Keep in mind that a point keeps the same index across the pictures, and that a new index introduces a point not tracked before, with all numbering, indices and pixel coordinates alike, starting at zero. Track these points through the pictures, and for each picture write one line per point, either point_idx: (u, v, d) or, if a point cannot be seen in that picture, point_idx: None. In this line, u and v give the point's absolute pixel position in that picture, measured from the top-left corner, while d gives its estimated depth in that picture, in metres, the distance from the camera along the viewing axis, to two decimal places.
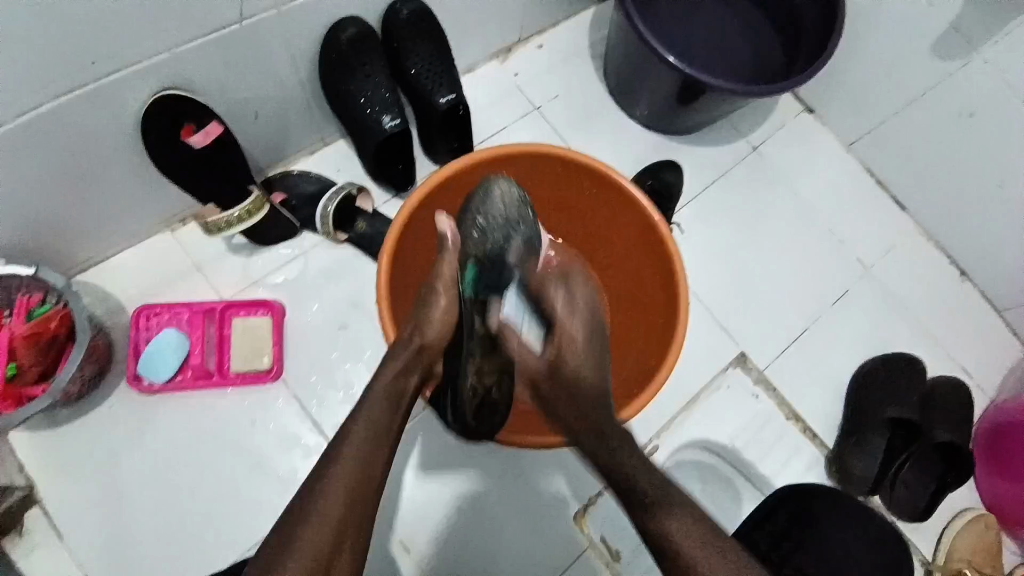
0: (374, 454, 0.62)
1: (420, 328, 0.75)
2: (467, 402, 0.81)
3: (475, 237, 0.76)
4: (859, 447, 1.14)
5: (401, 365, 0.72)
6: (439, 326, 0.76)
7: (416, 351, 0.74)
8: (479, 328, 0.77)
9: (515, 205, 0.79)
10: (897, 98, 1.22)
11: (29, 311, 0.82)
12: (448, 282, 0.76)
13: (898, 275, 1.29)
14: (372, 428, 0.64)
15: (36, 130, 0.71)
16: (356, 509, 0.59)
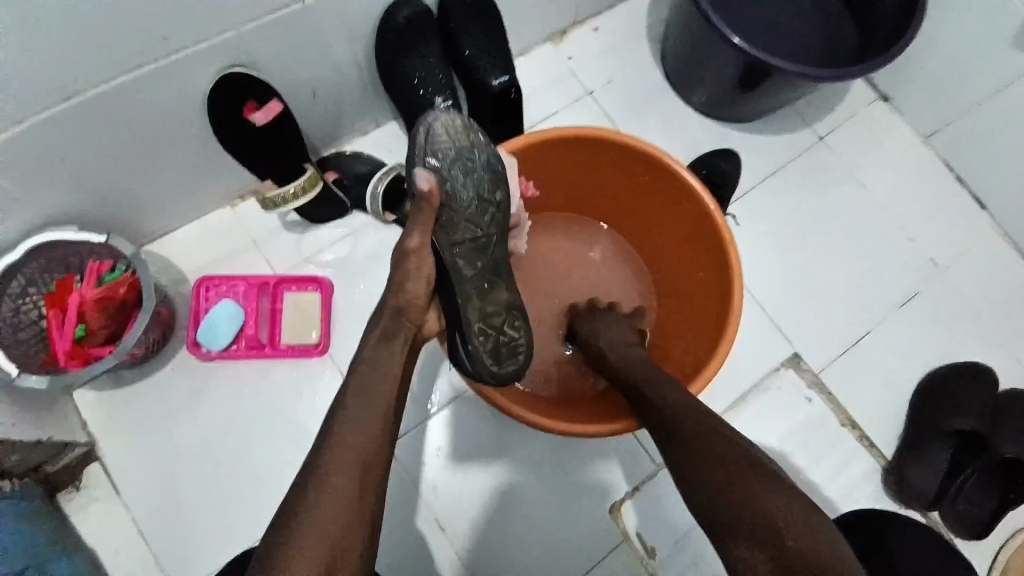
0: (371, 423, 0.63)
1: (397, 288, 0.73)
2: (479, 356, 0.76)
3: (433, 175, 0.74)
4: (919, 459, 1.08)
5: (387, 329, 0.71)
6: (417, 283, 0.73)
7: (398, 312, 0.73)
8: (467, 269, 0.76)
9: (460, 133, 0.76)
10: (985, 87, 1.13)
11: (100, 277, 0.87)
12: (422, 233, 0.72)
13: (973, 278, 1.20)
14: (363, 401, 0.64)
15: (111, 104, 0.74)
16: (365, 478, 0.61)
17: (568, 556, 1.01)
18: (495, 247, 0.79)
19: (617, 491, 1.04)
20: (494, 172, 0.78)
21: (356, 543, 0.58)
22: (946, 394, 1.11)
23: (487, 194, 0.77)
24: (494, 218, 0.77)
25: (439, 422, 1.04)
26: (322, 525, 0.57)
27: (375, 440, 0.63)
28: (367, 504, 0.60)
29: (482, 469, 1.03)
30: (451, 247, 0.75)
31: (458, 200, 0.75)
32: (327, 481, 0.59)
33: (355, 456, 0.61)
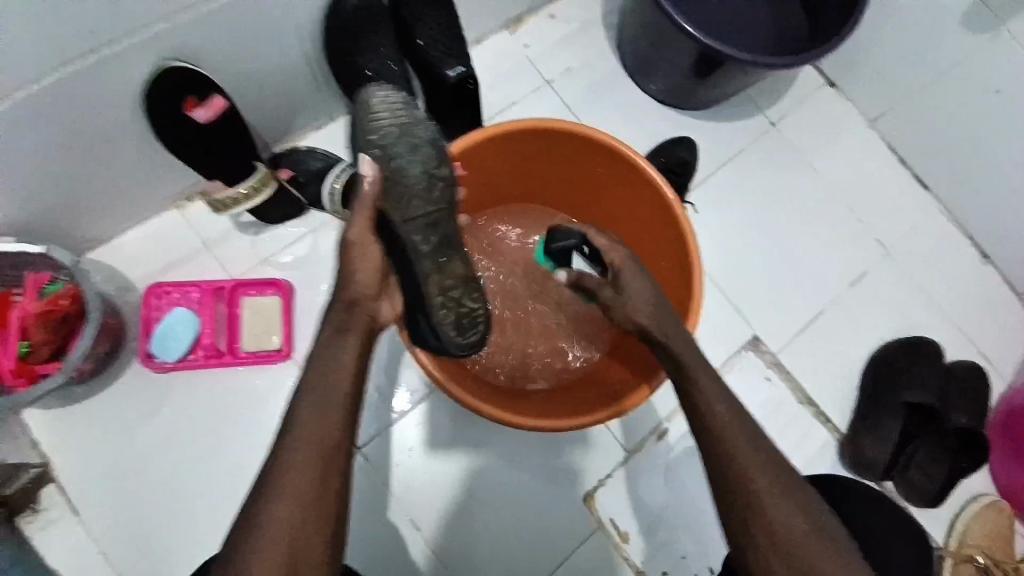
0: (328, 419, 0.62)
1: (348, 280, 0.67)
2: (446, 330, 0.73)
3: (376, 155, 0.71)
4: (872, 431, 1.13)
5: (339, 325, 0.65)
6: (366, 273, 0.67)
7: (352, 304, 0.67)
8: (422, 245, 0.70)
9: (397, 108, 0.74)
10: (924, 72, 1.17)
11: (40, 289, 0.82)
12: (363, 220, 0.66)
13: (917, 255, 1.26)
14: (317, 399, 0.62)
15: (40, 105, 0.69)
16: (319, 485, 0.60)
17: (543, 545, 1.03)
18: (447, 220, 0.73)
19: (589, 479, 1.05)
20: (440, 146, 0.74)
21: (315, 545, 0.59)
22: (897, 368, 1.17)
23: (434, 167, 0.72)
24: (444, 190, 0.72)
25: (409, 420, 1.03)
26: (274, 535, 0.57)
27: (325, 445, 0.61)
28: (323, 508, 0.60)
29: (454, 464, 1.03)
30: (405, 223, 0.69)
31: (406, 176, 0.70)
32: (277, 491, 0.59)
33: (305, 463, 0.60)
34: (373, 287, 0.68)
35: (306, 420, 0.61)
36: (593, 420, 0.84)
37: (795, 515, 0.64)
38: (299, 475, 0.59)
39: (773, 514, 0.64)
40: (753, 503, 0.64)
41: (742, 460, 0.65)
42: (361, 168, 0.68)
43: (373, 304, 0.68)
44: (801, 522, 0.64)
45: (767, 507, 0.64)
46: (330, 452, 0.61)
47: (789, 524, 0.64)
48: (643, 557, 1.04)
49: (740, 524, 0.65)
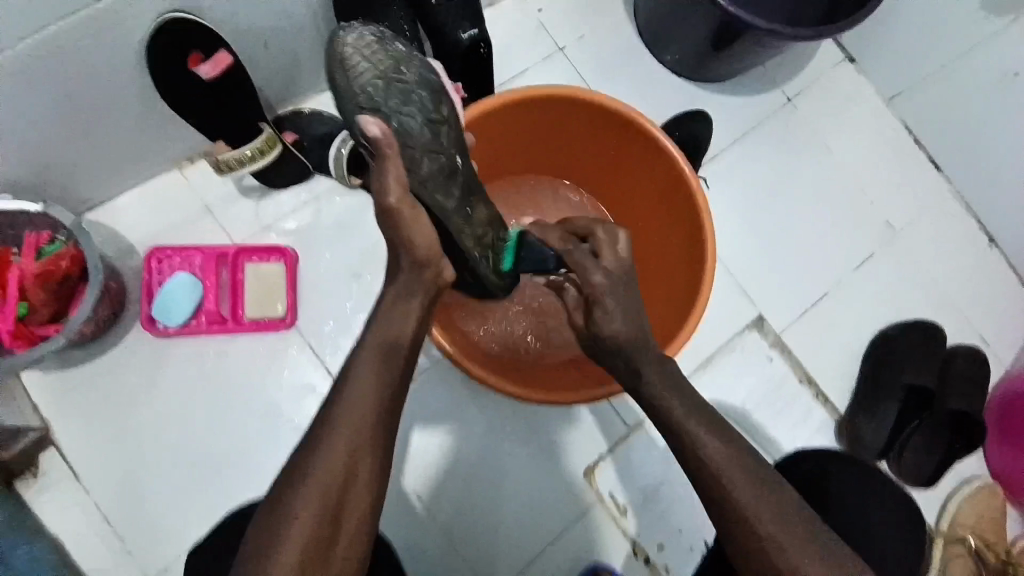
0: (376, 383, 0.63)
1: (406, 246, 0.67)
2: (487, 272, 0.78)
3: (373, 116, 0.70)
4: (869, 413, 1.16)
5: (397, 293, 0.68)
6: (422, 235, 0.67)
7: (413, 266, 0.68)
8: (447, 201, 0.72)
9: (378, 55, 0.72)
10: (947, 49, 1.14)
11: (39, 249, 0.80)
12: (401, 178, 0.65)
13: (928, 238, 1.25)
14: (369, 365, 0.63)
15: (36, 58, 0.66)
16: (370, 439, 0.60)
17: (544, 517, 1.04)
18: (462, 166, 0.75)
19: (589, 452, 1.06)
20: (431, 85, 0.73)
21: (357, 498, 0.59)
22: (897, 351, 1.18)
23: (433, 111, 0.72)
24: (450, 133, 0.74)
25: (411, 390, 1.03)
26: (322, 478, 0.58)
27: (381, 400, 0.62)
28: (370, 461, 0.59)
29: (456, 436, 1.03)
30: (423, 184, 0.71)
31: (409, 131, 0.71)
32: (328, 440, 0.59)
33: (362, 412, 0.61)
34: (435, 243, 0.68)
35: (366, 372, 0.63)
36: (592, 398, 0.84)
37: (771, 508, 0.61)
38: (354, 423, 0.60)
39: (749, 508, 0.60)
40: (727, 497, 0.61)
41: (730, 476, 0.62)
42: (368, 129, 0.66)
43: (432, 263, 0.69)
44: (777, 512, 0.61)
45: (742, 503, 0.61)
46: (386, 408, 0.62)
47: (769, 519, 0.60)
48: (642, 530, 1.05)
49: (716, 516, 0.62)
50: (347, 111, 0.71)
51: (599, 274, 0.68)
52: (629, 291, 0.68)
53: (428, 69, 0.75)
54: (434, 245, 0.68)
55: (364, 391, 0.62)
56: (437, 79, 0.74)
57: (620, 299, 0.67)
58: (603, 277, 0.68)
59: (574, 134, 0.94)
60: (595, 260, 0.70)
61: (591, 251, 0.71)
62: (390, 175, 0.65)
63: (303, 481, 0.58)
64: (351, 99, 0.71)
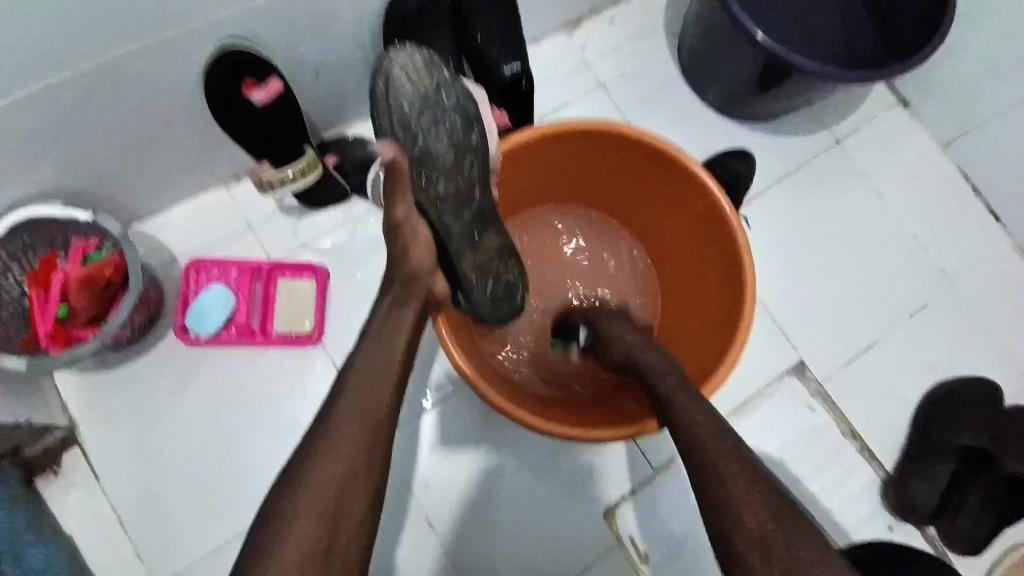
0: (378, 384, 0.64)
1: (402, 259, 0.71)
2: (482, 299, 0.78)
3: (401, 132, 0.72)
4: (923, 474, 1.06)
5: (395, 297, 0.71)
6: (418, 253, 0.72)
7: (407, 280, 0.71)
8: (455, 223, 0.74)
9: (422, 76, 0.73)
10: (1010, 97, 1.10)
11: (86, 256, 0.83)
12: (405, 202, 0.70)
13: (987, 291, 1.17)
14: (369, 368, 0.65)
15: (103, 77, 0.70)
16: (363, 452, 0.60)
17: (560, 560, 0.99)
18: (481, 192, 0.76)
19: (611, 493, 1.01)
20: (466, 114, 0.75)
21: (352, 511, 0.58)
22: (955, 406, 1.09)
23: (461, 138, 0.74)
24: (473, 161, 0.75)
25: (431, 414, 1.01)
26: (317, 490, 0.57)
27: (374, 412, 0.62)
28: (367, 465, 0.60)
29: (473, 468, 1.00)
30: (435, 203, 0.73)
31: (432, 154, 0.73)
32: (330, 437, 0.60)
33: (354, 424, 0.61)
34: (429, 259, 0.72)
35: (360, 382, 0.63)
36: (600, 437, 0.81)
37: (757, 493, 0.61)
38: (346, 435, 0.60)
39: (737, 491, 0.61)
40: (715, 478, 0.62)
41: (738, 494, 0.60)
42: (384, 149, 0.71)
43: (426, 278, 0.73)
44: (759, 493, 0.61)
45: (729, 487, 0.61)
46: (378, 421, 0.62)
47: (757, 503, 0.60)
48: None
49: (710, 504, 0.62)
50: (380, 124, 0.74)
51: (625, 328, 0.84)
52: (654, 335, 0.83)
53: (467, 97, 0.76)
54: (429, 262, 0.72)
55: (368, 391, 0.63)
56: (474, 109, 0.76)
57: (645, 336, 0.81)
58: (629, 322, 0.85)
59: (612, 168, 0.94)
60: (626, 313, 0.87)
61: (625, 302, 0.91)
62: (393, 199, 0.70)
63: (298, 493, 0.57)
64: (386, 112, 0.73)
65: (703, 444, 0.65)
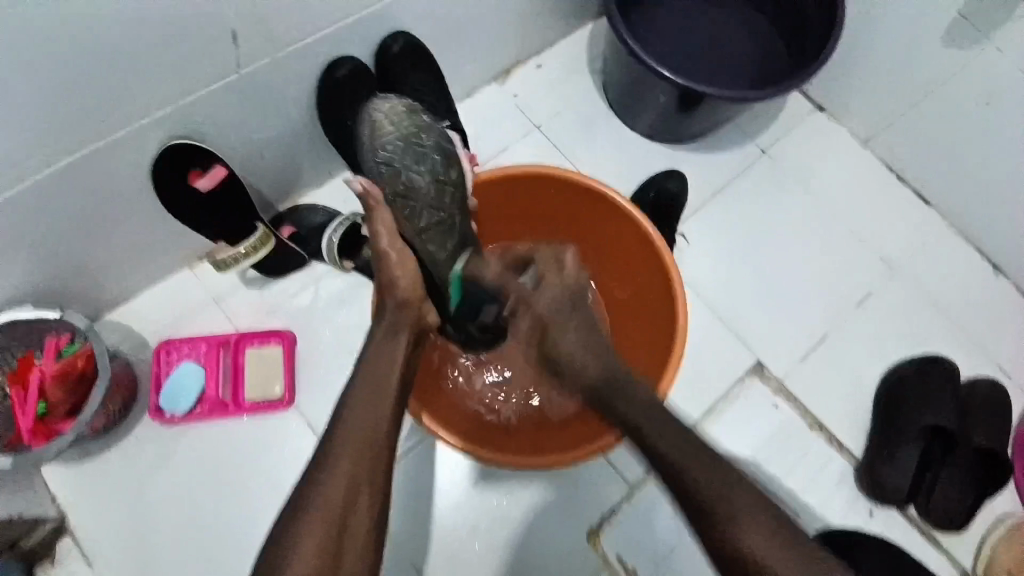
0: (377, 403, 0.69)
1: (390, 287, 0.76)
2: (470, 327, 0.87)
3: (384, 170, 0.79)
4: (889, 456, 1.10)
5: (388, 324, 0.76)
6: (404, 279, 0.76)
7: (398, 307, 0.76)
8: (438, 252, 0.80)
9: (403, 120, 0.82)
10: (910, 91, 1.18)
11: (59, 351, 0.87)
12: (389, 230, 0.76)
13: (927, 271, 1.24)
14: (366, 388, 0.70)
15: (58, 185, 0.76)
16: (365, 471, 0.64)
17: None
18: (462, 223, 0.82)
19: (594, 513, 1.04)
20: (446, 152, 0.81)
21: (359, 528, 0.62)
22: (911, 388, 1.14)
23: (442, 173, 0.80)
24: (453, 194, 0.81)
25: (412, 460, 1.03)
26: (324, 511, 0.61)
27: (375, 429, 0.67)
28: (369, 485, 0.64)
29: (458, 508, 1.02)
30: (419, 234, 0.79)
31: (415, 188, 0.79)
32: (334, 458, 0.64)
33: (356, 445, 0.65)
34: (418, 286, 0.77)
35: (361, 401, 0.69)
36: (554, 463, 0.85)
37: (729, 486, 0.67)
38: (347, 456, 0.64)
39: (704, 488, 0.67)
40: (683, 473, 0.68)
41: (752, 541, 0.63)
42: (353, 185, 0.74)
43: (416, 304, 0.77)
44: (728, 483, 0.67)
45: (696, 481, 0.67)
46: (377, 439, 0.67)
47: (733, 493, 0.66)
48: None
49: (680, 495, 0.68)
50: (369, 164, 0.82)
51: (551, 297, 0.79)
52: (575, 314, 0.79)
53: (447, 138, 0.83)
54: (415, 288, 0.77)
55: (368, 411, 0.68)
56: (453, 147, 0.82)
57: (566, 320, 0.79)
58: (546, 302, 0.79)
59: (546, 207, 1.00)
60: (539, 286, 0.81)
61: (536, 281, 0.81)
62: (377, 226, 0.75)
63: (305, 514, 0.61)
64: (374, 152, 0.81)
65: (687, 473, 0.68)
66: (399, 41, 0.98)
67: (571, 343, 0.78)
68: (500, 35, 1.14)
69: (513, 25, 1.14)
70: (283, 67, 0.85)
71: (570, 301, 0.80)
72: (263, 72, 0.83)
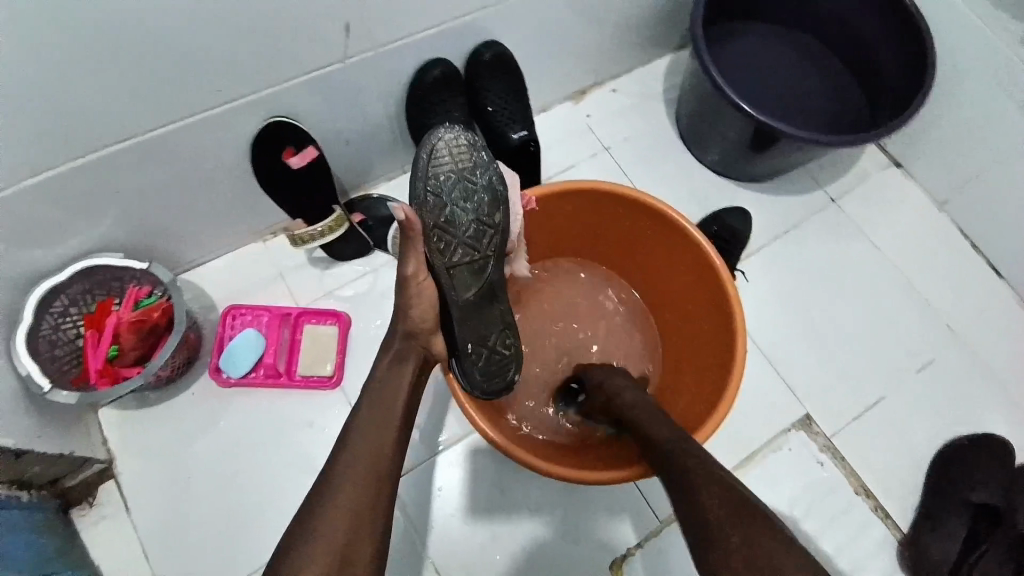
0: (383, 432, 0.70)
1: (404, 316, 0.79)
2: (474, 373, 0.80)
3: (429, 201, 0.75)
4: (933, 530, 1.07)
5: (393, 353, 0.79)
6: (419, 312, 0.79)
7: (405, 335, 0.80)
8: (463, 295, 0.78)
9: (459, 152, 0.77)
10: (994, 158, 1.14)
11: (138, 301, 0.93)
12: (421, 260, 0.75)
13: (994, 346, 1.18)
14: (374, 410, 0.72)
15: (164, 147, 0.82)
16: (371, 493, 0.65)
17: None
18: (493, 270, 0.79)
19: (620, 543, 1.03)
20: (495, 192, 0.78)
21: (361, 554, 0.61)
22: (960, 467, 1.10)
23: (486, 215, 0.77)
24: (492, 239, 0.77)
25: (422, 466, 1.04)
26: (343, 505, 0.63)
27: (381, 450, 0.69)
28: (374, 505, 0.64)
29: (484, 513, 1.03)
30: (448, 272, 0.76)
31: (455, 224, 0.76)
32: (341, 476, 0.65)
33: (364, 469, 0.66)
34: (429, 321, 0.80)
35: (369, 428, 0.70)
36: (585, 476, 0.84)
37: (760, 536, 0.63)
38: (357, 458, 0.67)
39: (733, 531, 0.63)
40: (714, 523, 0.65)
41: None
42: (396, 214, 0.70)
43: (425, 339, 0.81)
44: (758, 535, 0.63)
45: (730, 527, 0.64)
46: (384, 449, 0.69)
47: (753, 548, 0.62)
48: None
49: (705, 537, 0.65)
50: (409, 189, 0.76)
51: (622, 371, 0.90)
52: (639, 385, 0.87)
53: (499, 177, 0.79)
54: (426, 323, 0.79)
55: (375, 434, 0.70)
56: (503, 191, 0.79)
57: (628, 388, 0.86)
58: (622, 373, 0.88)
59: (615, 226, 1.01)
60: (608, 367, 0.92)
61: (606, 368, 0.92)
62: (406, 256, 0.75)
63: (317, 509, 0.63)
64: (421, 178, 0.76)
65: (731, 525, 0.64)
66: (492, 50, 1.02)
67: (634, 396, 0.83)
68: (581, 57, 1.17)
69: (595, 49, 1.17)
70: (380, 63, 0.90)
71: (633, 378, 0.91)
72: (361, 65, 0.88)
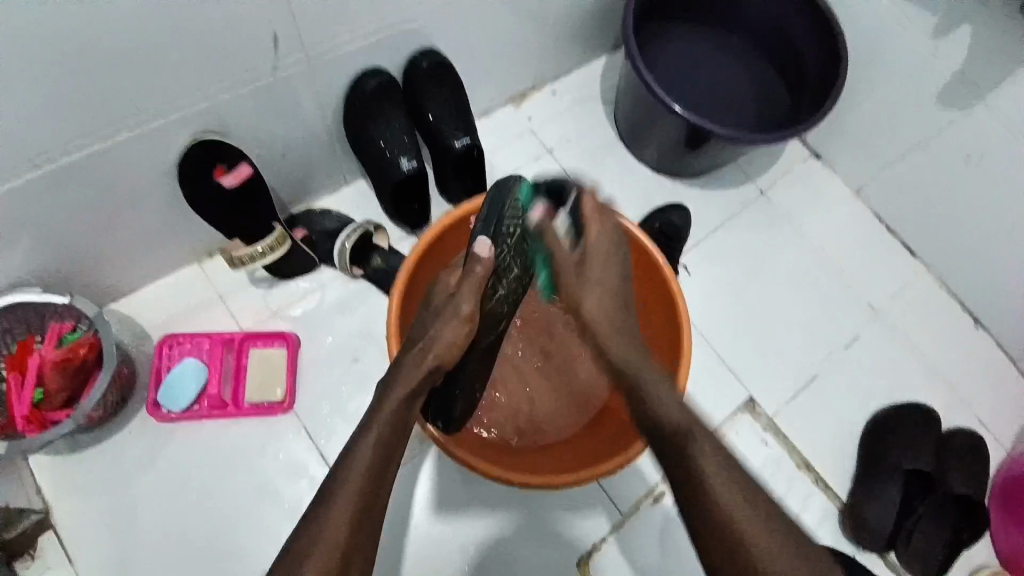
0: (379, 479, 0.62)
1: (433, 343, 0.72)
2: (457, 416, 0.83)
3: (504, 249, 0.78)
4: (873, 498, 1.12)
5: (410, 388, 0.70)
6: (451, 340, 0.73)
7: (432, 369, 0.72)
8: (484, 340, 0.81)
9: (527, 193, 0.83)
10: (900, 147, 1.23)
11: (61, 338, 0.87)
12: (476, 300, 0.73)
13: (912, 321, 1.28)
14: (374, 447, 0.64)
15: (82, 172, 0.77)
16: (356, 537, 0.58)
17: None
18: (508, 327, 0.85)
19: (584, 539, 1.04)
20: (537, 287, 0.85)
21: None
22: (891, 433, 1.16)
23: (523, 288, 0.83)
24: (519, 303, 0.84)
25: None
26: (329, 550, 0.56)
27: (372, 495, 0.61)
28: (360, 557, 0.58)
29: (450, 521, 1.03)
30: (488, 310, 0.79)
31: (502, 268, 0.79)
32: (328, 515, 0.58)
33: (355, 515, 0.59)
34: (456, 356, 0.74)
35: (363, 470, 0.61)
36: (586, 477, 0.85)
37: (749, 507, 0.62)
38: (356, 494, 0.60)
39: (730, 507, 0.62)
40: (711, 501, 0.62)
41: None
42: (477, 248, 0.75)
43: (439, 373, 0.74)
44: (753, 511, 0.62)
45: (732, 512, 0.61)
46: (386, 481, 0.63)
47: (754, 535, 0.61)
48: None
49: (706, 537, 0.62)
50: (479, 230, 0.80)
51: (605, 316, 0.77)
52: (621, 323, 0.77)
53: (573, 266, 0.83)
54: (454, 358, 0.73)
55: (371, 473, 0.62)
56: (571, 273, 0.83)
57: (615, 327, 0.77)
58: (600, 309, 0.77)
59: None
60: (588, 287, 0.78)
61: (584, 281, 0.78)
62: (463, 291, 0.74)
63: (307, 552, 0.56)
64: (497, 218, 0.79)
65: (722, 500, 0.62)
66: (428, 58, 1.01)
67: (633, 352, 0.74)
68: (519, 61, 1.18)
69: (531, 53, 1.18)
70: (313, 74, 0.88)
71: (609, 275, 0.79)
72: (293, 77, 0.85)
